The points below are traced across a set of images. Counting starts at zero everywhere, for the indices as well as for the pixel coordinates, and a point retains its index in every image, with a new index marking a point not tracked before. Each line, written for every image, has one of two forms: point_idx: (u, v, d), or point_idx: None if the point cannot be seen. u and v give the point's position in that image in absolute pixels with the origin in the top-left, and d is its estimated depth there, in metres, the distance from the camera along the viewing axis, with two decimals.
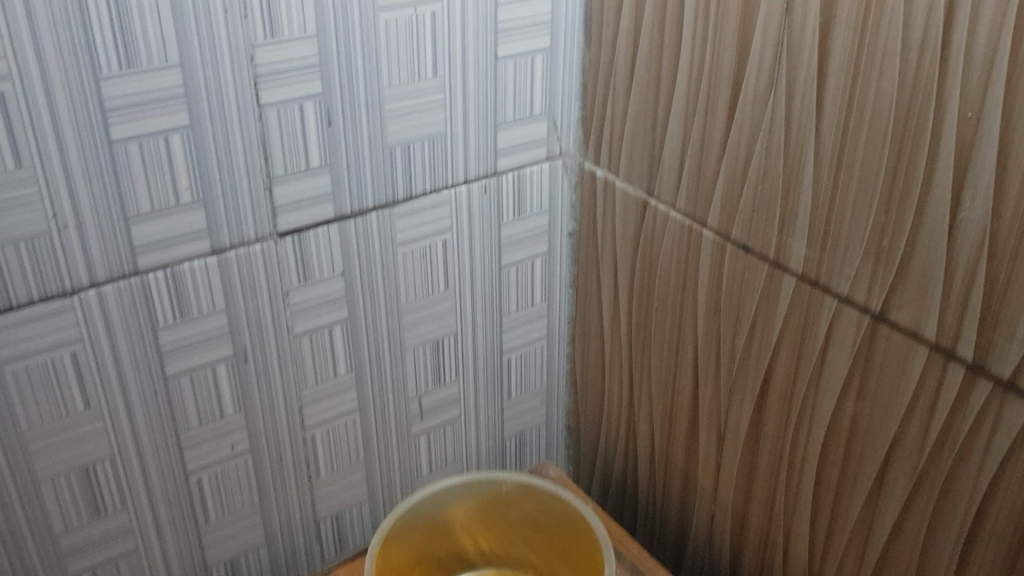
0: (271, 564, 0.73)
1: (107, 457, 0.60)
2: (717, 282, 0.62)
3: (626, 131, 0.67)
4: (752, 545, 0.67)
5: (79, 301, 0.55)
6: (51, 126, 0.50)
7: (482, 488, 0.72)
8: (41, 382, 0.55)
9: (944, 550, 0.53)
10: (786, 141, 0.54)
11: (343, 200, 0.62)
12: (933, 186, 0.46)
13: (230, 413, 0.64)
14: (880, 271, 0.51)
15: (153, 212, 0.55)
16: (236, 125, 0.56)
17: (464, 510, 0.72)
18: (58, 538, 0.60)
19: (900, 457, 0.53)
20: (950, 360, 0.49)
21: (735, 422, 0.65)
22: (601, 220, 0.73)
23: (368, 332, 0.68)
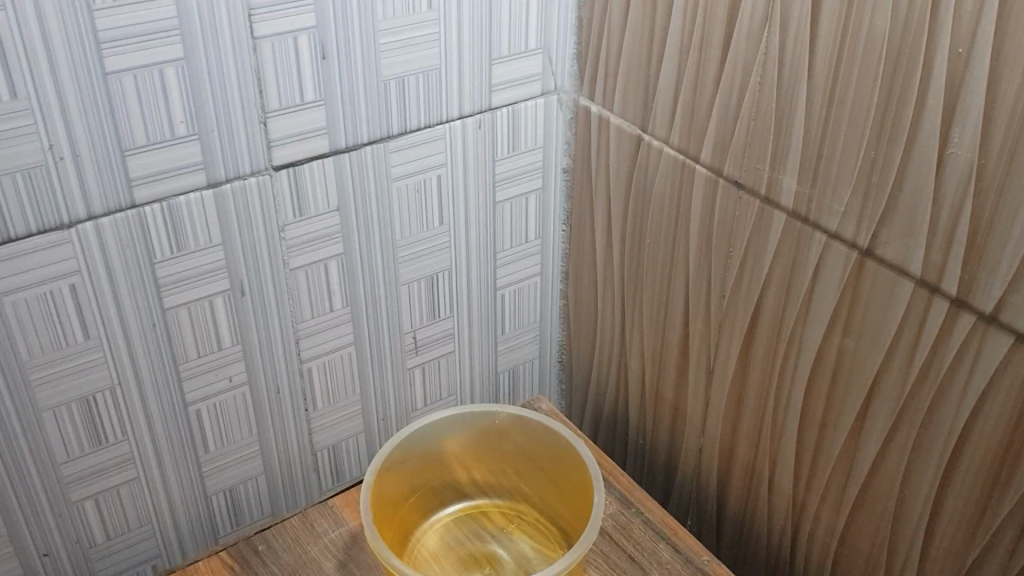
0: (270, 493, 0.74)
1: (107, 388, 0.61)
2: (708, 218, 0.63)
3: (621, 67, 0.67)
4: (738, 475, 0.69)
5: (76, 233, 0.55)
6: (46, 57, 0.50)
7: (476, 421, 0.73)
8: (41, 314, 0.56)
9: (924, 479, 0.54)
10: (779, 75, 0.54)
11: (337, 134, 0.63)
12: (923, 121, 0.47)
13: (227, 346, 0.65)
14: (869, 207, 0.51)
15: (148, 145, 0.55)
16: (230, 58, 0.56)
17: (458, 443, 0.74)
18: (61, 467, 0.62)
19: (884, 389, 0.54)
20: (935, 294, 0.50)
21: (724, 356, 0.66)
22: (595, 157, 0.73)
23: (363, 267, 0.69)
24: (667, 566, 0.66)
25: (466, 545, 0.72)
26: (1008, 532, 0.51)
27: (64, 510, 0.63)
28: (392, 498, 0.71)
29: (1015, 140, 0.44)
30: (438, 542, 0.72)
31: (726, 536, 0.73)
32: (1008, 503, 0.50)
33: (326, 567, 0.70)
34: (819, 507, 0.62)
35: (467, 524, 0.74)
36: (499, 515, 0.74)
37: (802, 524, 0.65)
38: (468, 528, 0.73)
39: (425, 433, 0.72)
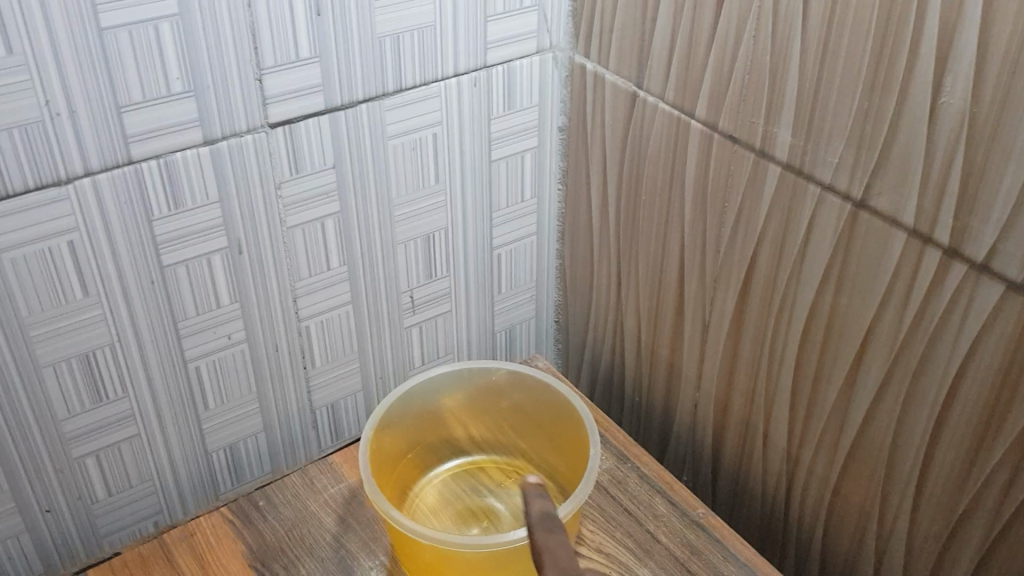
0: (269, 450, 0.75)
1: (106, 345, 0.62)
2: (704, 173, 0.63)
3: (617, 24, 0.67)
4: (733, 430, 0.70)
5: (74, 190, 0.55)
6: (41, 12, 0.50)
7: (473, 377, 0.74)
8: (39, 271, 0.56)
9: (916, 428, 0.55)
10: (774, 28, 0.54)
11: (333, 92, 0.63)
12: (916, 71, 0.47)
13: (226, 303, 0.66)
14: (862, 158, 0.52)
15: (144, 101, 0.55)
16: (225, 13, 0.56)
17: (455, 399, 0.75)
18: (62, 423, 0.62)
19: (877, 340, 0.55)
20: (927, 245, 0.50)
21: (719, 311, 0.66)
22: (590, 114, 0.73)
23: (360, 225, 0.69)
24: (664, 520, 0.67)
25: (462, 496, 0.72)
26: (998, 479, 0.52)
27: (66, 467, 0.64)
28: (390, 453, 0.72)
29: (1006, 88, 0.44)
30: (435, 494, 0.73)
31: (721, 490, 0.74)
32: (999, 450, 0.51)
33: (326, 521, 0.71)
34: (813, 458, 0.63)
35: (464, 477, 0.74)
36: (496, 469, 0.75)
37: (796, 476, 0.65)
38: (465, 481, 0.74)
39: (423, 388, 0.73)
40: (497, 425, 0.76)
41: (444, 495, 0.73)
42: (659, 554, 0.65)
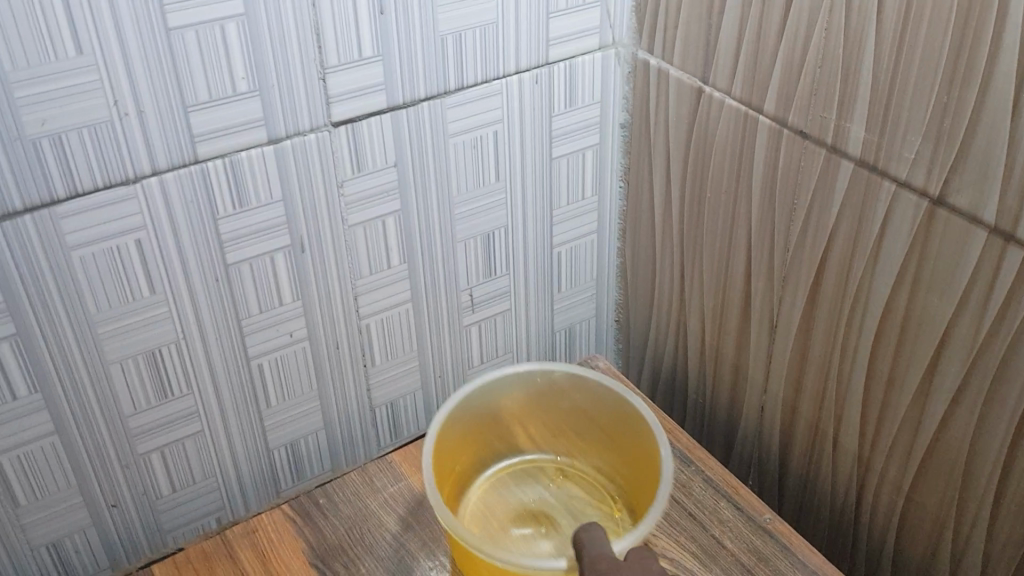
0: (330, 448, 0.75)
1: (171, 342, 0.62)
2: (772, 170, 0.62)
3: (681, 20, 0.66)
4: (801, 433, 0.68)
5: (141, 189, 0.56)
6: (110, 13, 0.50)
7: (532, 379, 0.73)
8: (107, 269, 0.57)
9: (996, 433, 0.53)
10: (846, 21, 0.53)
11: (395, 90, 0.62)
12: (999, 63, 0.46)
13: (289, 301, 0.66)
14: (940, 153, 0.50)
15: (211, 101, 0.56)
16: (290, 13, 0.56)
17: (515, 401, 0.74)
18: (128, 420, 0.63)
19: (955, 342, 0.53)
20: (1009, 243, 0.48)
21: (787, 311, 0.65)
22: (653, 112, 0.72)
23: (421, 224, 0.69)
24: (729, 524, 0.66)
25: (524, 503, 0.71)
26: None
27: (131, 463, 0.65)
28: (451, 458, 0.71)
29: None
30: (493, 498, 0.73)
31: (787, 494, 0.72)
32: None
33: (387, 520, 0.71)
34: (886, 464, 0.62)
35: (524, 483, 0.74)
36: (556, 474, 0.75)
37: (867, 481, 0.64)
38: (524, 488, 0.73)
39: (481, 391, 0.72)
40: (556, 427, 0.75)
41: (503, 502, 0.72)
42: (725, 559, 0.64)
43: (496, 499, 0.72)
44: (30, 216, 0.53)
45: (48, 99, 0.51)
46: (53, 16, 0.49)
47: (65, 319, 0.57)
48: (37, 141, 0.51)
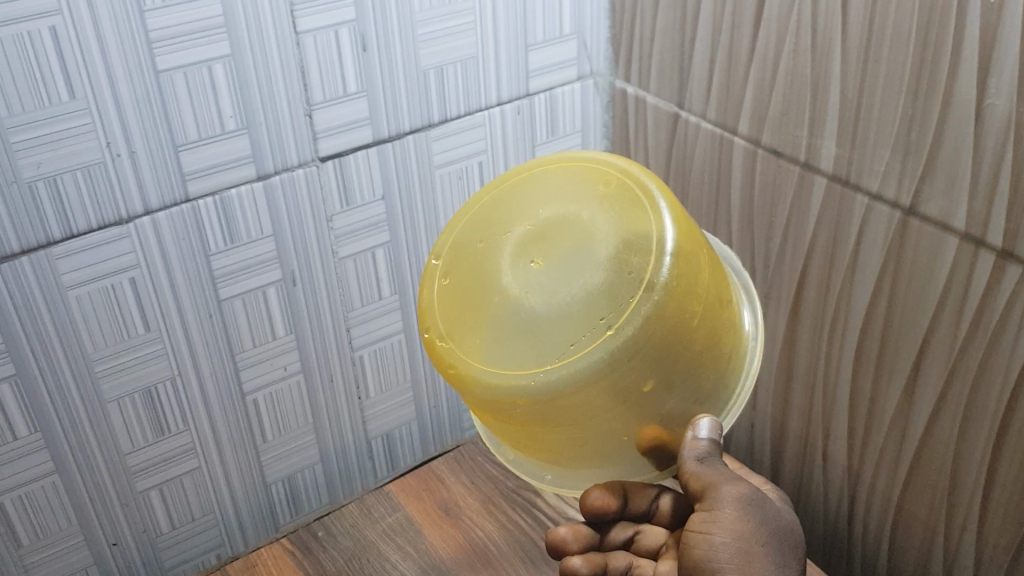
0: (327, 481, 0.76)
1: (167, 378, 0.63)
2: (749, 188, 0.64)
3: (656, 49, 0.68)
4: (791, 448, 0.69)
5: (135, 228, 0.57)
6: (102, 59, 0.52)
7: (707, 377, 0.50)
8: (103, 307, 0.58)
9: (979, 435, 0.54)
10: (813, 41, 0.55)
11: (380, 124, 0.64)
12: (959, 76, 0.48)
13: (282, 335, 0.67)
14: (909, 165, 0.52)
15: (200, 140, 0.57)
16: (275, 52, 0.58)
17: (717, 360, 0.50)
18: (126, 458, 0.64)
19: (933, 349, 0.55)
20: (981, 248, 0.50)
21: (771, 327, 0.66)
22: (632, 138, 0.74)
23: (410, 254, 0.71)
24: None
25: (552, 211, 0.51)
26: None
27: (131, 500, 0.65)
28: (710, 280, 0.49)
29: None
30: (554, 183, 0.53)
31: None
32: None
33: (386, 550, 0.71)
34: (875, 472, 0.62)
35: (513, 203, 0.53)
36: (502, 202, 0.54)
37: (858, 491, 0.64)
38: (528, 209, 0.52)
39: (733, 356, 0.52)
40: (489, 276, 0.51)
41: (553, 192, 0.52)
42: None
43: (540, 192, 0.53)
44: (28, 257, 0.54)
45: (43, 143, 0.52)
46: (47, 63, 0.51)
47: (63, 358, 0.58)
48: (32, 185, 0.53)
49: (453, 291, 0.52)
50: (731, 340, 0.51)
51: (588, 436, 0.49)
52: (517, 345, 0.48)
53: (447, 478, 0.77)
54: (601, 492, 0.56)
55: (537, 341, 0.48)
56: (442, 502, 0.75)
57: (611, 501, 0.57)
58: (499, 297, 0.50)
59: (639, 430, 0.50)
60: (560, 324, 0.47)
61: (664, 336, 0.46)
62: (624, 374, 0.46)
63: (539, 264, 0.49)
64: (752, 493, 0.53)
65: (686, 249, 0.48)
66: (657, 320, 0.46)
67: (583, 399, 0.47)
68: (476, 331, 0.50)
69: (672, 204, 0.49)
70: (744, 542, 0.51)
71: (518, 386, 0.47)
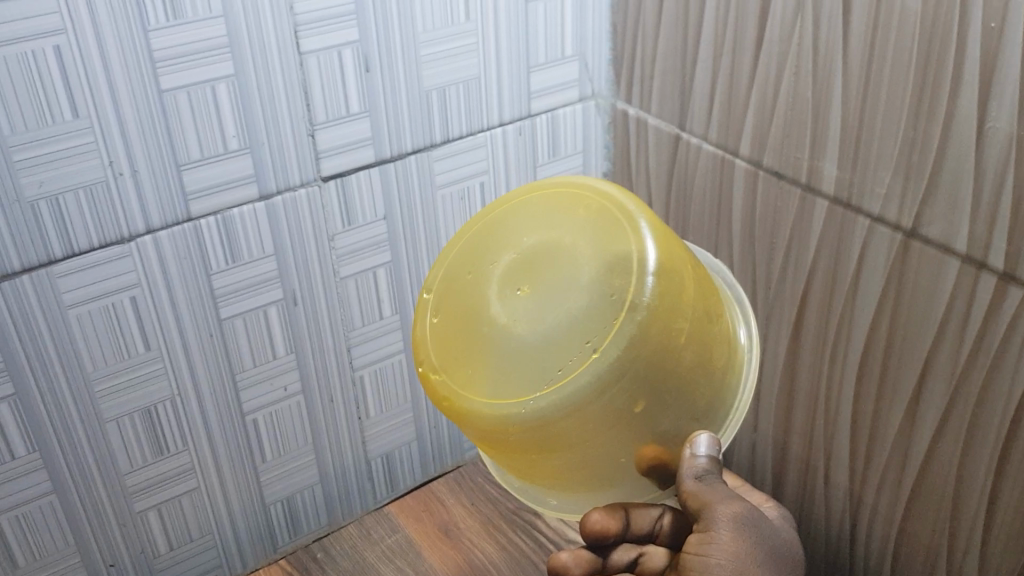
0: (326, 502, 0.75)
1: (167, 397, 0.63)
2: (751, 210, 0.64)
3: (658, 70, 0.69)
4: (793, 471, 0.69)
5: (136, 247, 0.57)
6: (106, 79, 0.52)
7: (698, 394, 0.50)
8: (103, 326, 0.58)
9: (982, 458, 0.54)
10: (815, 63, 0.55)
11: (382, 144, 0.64)
12: (960, 99, 0.48)
13: (282, 354, 0.67)
14: (911, 187, 0.52)
15: (203, 159, 0.57)
16: (278, 72, 0.58)
17: (709, 375, 0.50)
18: (125, 478, 0.63)
19: (935, 371, 0.55)
20: (982, 270, 0.50)
21: (772, 349, 0.66)
22: (634, 159, 0.74)
23: (411, 274, 0.71)
24: None
25: (535, 236, 0.51)
26: None
27: (128, 521, 0.65)
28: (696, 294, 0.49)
29: None
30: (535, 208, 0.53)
31: None
32: None
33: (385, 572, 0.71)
34: (877, 496, 0.62)
35: (496, 231, 0.53)
36: (486, 231, 0.54)
37: (860, 515, 0.64)
38: (512, 235, 0.52)
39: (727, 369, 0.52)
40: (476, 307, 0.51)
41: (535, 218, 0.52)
42: None
43: (522, 218, 0.53)
44: (29, 275, 0.54)
45: (46, 162, 0.52)
46: (51, 83, 0.51)
47: (63, 377, 0.58)
48: (35, 203, 0.53)
49: (444, 324, 0.52)
50: (722, 353, 0.51)
51: (585, 461, 0.49)
52: (506, 375, 0.48)
53: (446, 500, 0.77)
54: (601, 514, 0.56)
55: (525, 369, 0.48)
56: (442, 523, 0.75)
57: (612, 523, 0.56)
58: (486, 327, 0.50)
59: (637, 450, 0.50)
60: (547, 349, 0.47)
61: (651, 355, 0.46)
62: (613, 396, 0.46)
63: (525, 290, 0.49)
64: (750, 514, 0.53)
65: (668, 268, 0.47)
66: (642, 340, 0.46)
67: (573, 423, 0.47)
68: (466, 363, 0.50)
69: (653, 223, 0.49)
70: (739, 564, 0.51)
71: (511, 416, 0.47)
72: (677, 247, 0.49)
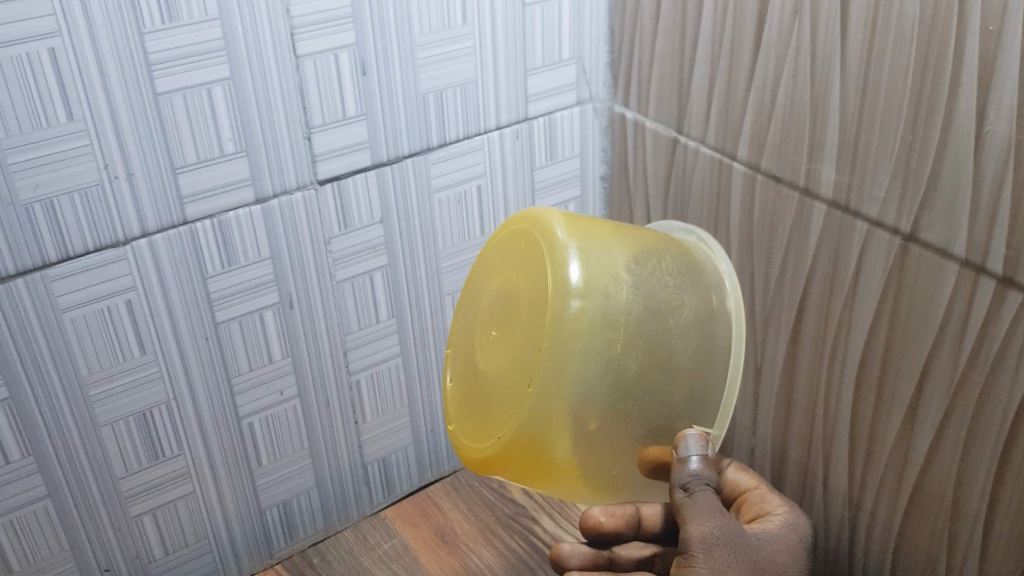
0: (322, 507, 0.75)
1: (162, 402, 0.62)
2: (749, 214, 0.63)
3: (655, 73, 0.68)
4: (792, 476, 0.68)
5: (132, 251, 0.57)
6: (101, 82, 0.52)
7: (660, 387, 0.52)
8: (98, 330, 0.58)
9: (981, 463, 0.54)
10: (813, 67, 0.55)
11: (379, 147, 0.64)
12: (959, 104, 0.48)
13: (279, 358, 0.66)
14: (909, 191, 0.52)
15: (198, 163, 0.57)
16: (274, 75, 0.58)
17: (667, 367, 0.52)
18: (119, 482, 0.63)
19: (934, 376, 0.54)
20: (981, 274, 0.50)
21: (771, 353, 0.66)
22: (632, 162, 0.74)
23: (408, 278, 0.70)
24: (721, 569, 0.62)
25: (498, 275, 0.55)
26: None
27: (124, 526, 0.65)
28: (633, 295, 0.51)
29: None
30: (496, 247, 0.56)
31: None
32: None
33: None
34: (876, 501, 0.62)
35: (479, 278, 0.57)
36: (477, 278, 0.58)
37: (859, 520, 0.64)
38: (486, 282, 0.56)
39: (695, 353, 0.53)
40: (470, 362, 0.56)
41: (497, 256, 0.56)
42: None
43: (491, 258, 0.56)
44: (23, 279, 0.54)
45: (40, 165, 0.52)
46: (46, 86, 0.51)
47: (58, 381, 0.57)
48: (29, 207, 0.52)
49: (457, 384, 0.58)
50: (680, 343, 0.52)
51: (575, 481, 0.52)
52: (485, 421, 0.52)
53: (443, 505, 0.76)
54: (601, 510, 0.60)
55: (494, 410, 0.52)
56: (439, 528, 0.74)
57: (609, 520, 0.60)
58: (476, 378, 0.55)
59: (626, 455, 0.53)
60: (505, 387, 0.51)
61: (581, 369, 0.48)
62: (561, 418, 0.49)
63: (494, 334, 0.53)
64: (734, 528, 0.52)
65: (590, 276, 0.49)
66: (565, 359, 0.48)
67: (537, 453, 0.50)
68: (472, 418, 0.54)
69: (574, 236, 0.51)
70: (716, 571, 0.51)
71: (489, 458, 0.51)
72: (610, 251, 0.51)
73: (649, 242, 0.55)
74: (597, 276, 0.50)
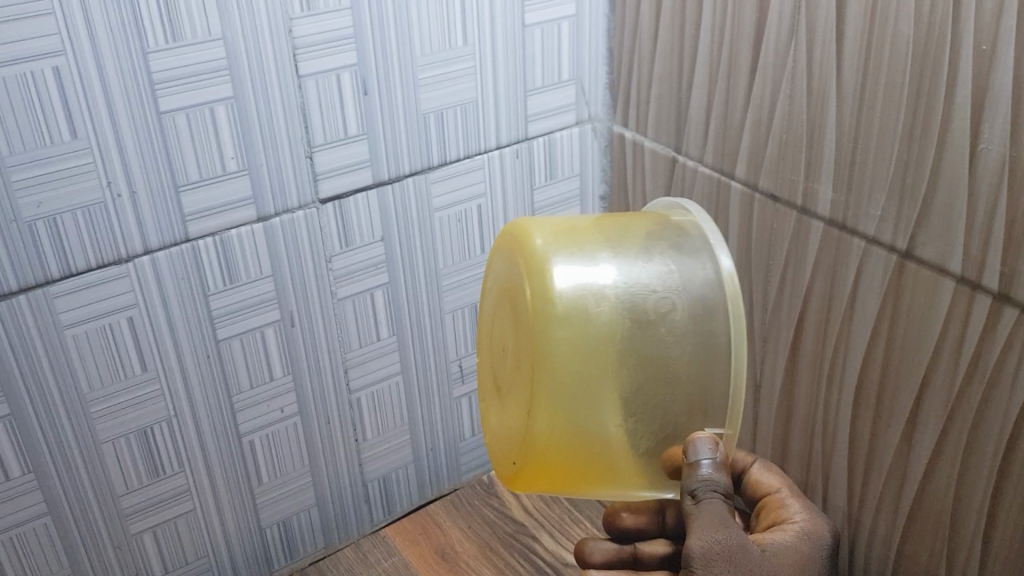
0: (322, 525, 0.75)
1: (164, 419, 0.63)
2: (747, 233, 0.64)
3: (653, 93, 0.69)
4: None
5: (134, 268, 0.57)
6: (104, 101, 0.53)
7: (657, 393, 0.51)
8: (100, 347, 0.58)
9: (978, 480, 0.54)
10: (809, 87, 0.56)
11: (380, 166, 0.64)
12: (953, 121, 0.48)
13: (279, 376, 0.67)
14: (905, 209, 0.52)
15: (201, 181, 0.58)
16: (277, 94, 0.58)
17: (664, 373, 0.51)
18: (120, 499, 0.63)
19: (931, 393, 0.55)
20: (976, 291, 0.50)
21: (770, 371, 0.66)
22: (631, 182, 0.75)
23: (409, 295, 0.71)
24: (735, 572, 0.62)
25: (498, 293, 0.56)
26: None
27: (124, 543, 0.65)
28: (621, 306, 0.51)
29: None
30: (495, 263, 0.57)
31: None
32: None
33: None
34: (875, 518, 0.62)
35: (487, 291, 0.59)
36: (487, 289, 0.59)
37: (858, 538, 0.64)
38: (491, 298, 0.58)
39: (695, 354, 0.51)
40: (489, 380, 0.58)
41: (495, 274, 0.57)
42: None
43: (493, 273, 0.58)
44: (25, 296, 0.54)
45: (45, 183, 0.53)
46: (50, 106, 0.51)
47: (59, 398, 0.58)
48: (32, 224, 0.53)
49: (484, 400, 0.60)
50: (671, 341, 0.51)
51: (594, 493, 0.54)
52: (502, 444, 0.55)
53: (443, 523, 0.76)
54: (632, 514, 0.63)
55: (507, 434, 0.54)
56: (439, 547, 0.74)
57: (631, 516, 0.63)
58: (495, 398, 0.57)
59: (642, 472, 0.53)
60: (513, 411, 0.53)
61: (572, 394, 0.49)
62: (558, 442, 0.50)
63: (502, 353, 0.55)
64: (737, 544, 0.51)
65: (571, 294, 0.50)
66: (554, 385, 0.49)
67: (544, 474, 0.51)
68: (495, 437, 0.57)
69: (553, 253, 0.52)
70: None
71: (509, 480, 0.54)
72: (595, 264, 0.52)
73: (640, 239, 0.54)
74: (581, 296, 0.50)
